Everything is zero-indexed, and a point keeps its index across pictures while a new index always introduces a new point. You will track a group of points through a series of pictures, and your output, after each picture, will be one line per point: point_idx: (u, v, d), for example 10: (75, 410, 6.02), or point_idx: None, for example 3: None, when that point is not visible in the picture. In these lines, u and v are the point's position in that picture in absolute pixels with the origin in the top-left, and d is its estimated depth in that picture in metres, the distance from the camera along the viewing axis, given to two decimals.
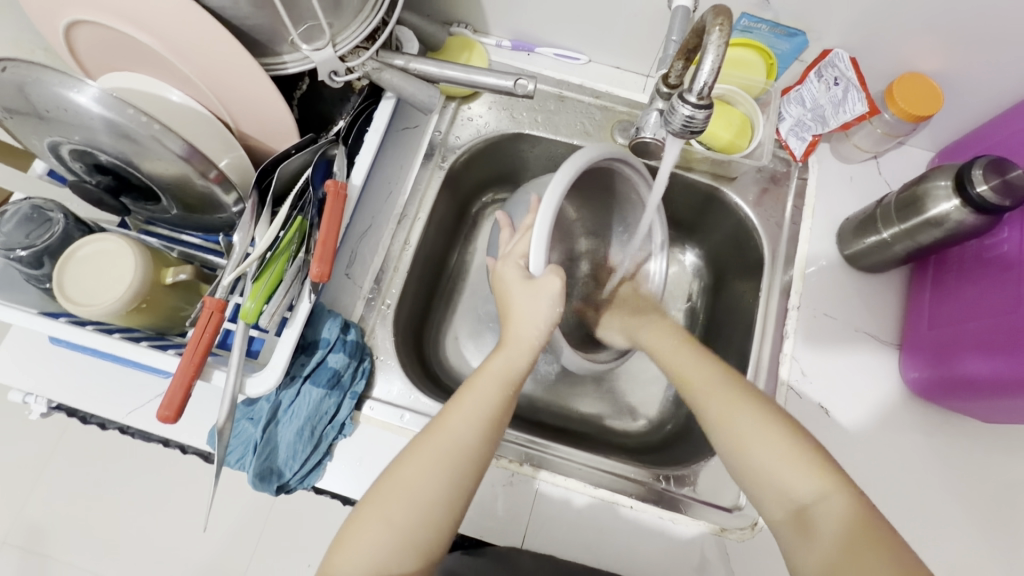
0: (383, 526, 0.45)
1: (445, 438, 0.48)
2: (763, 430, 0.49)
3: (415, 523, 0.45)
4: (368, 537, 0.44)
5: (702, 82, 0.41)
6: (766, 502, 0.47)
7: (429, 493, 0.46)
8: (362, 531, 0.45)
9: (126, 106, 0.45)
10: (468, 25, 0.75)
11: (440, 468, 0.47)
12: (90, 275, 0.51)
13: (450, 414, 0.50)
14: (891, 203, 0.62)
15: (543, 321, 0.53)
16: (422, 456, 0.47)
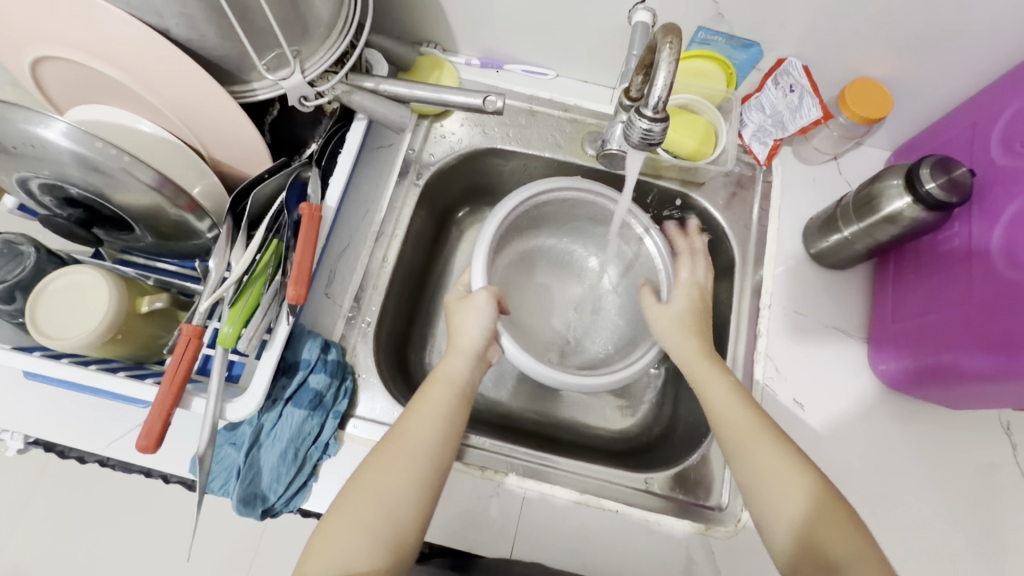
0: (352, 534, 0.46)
1: (403, 443, 0.50)
2: (755, 428, 0.52)
3: (385, 527, 0.47)
4: (341, 541, 0.45)
5: (656, 97, 0.43)
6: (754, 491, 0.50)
7: (391, 496, 0.47)
8: (335, 538, 0.46)
9: (94, 139, 0.46)
10: (437, 45, 0.77)
11: (401, 472, 0.49)
12: (63, 308, 0.51)
13: (406, 422, 0.52)
14: (850, 202, 0.65)
15: (481, 330, 0.57)
16: (383, 461, 0.49)
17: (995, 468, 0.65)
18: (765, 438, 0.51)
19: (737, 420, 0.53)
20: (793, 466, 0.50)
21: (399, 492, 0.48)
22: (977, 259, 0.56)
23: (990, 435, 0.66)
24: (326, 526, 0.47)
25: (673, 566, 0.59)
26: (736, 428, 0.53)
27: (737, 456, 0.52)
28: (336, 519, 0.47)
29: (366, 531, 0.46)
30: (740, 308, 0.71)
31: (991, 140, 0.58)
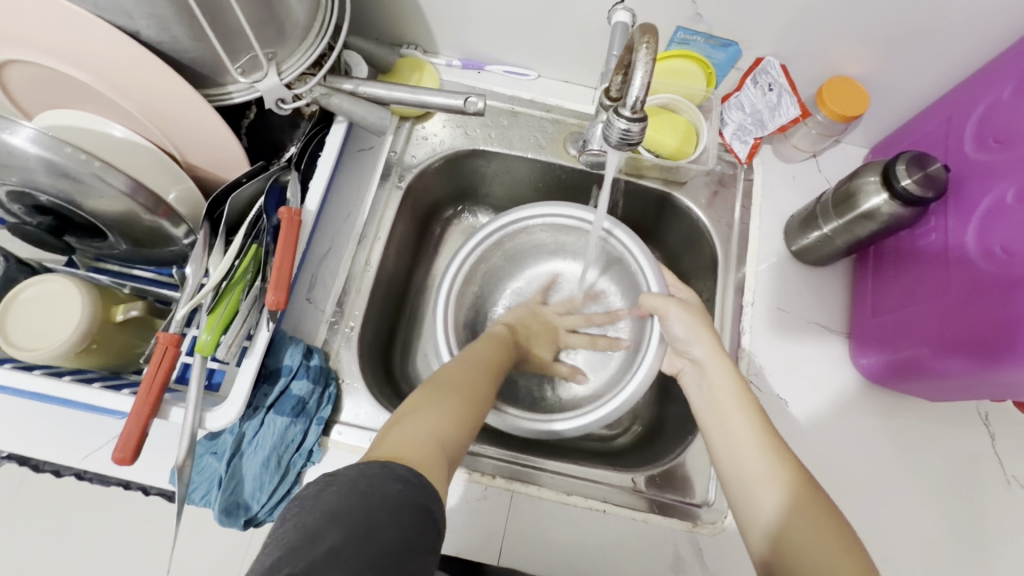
0: (440, 412, 0.46)
1: (476, 358, 0.56)
2: (759, 444, 0.51)
3: (462, 412, 0.48)
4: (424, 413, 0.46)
5: (634, 96, 0.43)
6: (744, 508, 0.49)
7: (471, 390, 0.51)
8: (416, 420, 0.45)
9: (63, 144, 0.45)
10: (417, 46, 0.76)
11: (479, 373, 0.54)
12: (34, 318, 0.50)
13: (475, 348, 0.58)
14: (829, 199, 0.65)
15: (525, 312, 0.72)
16: (466, 368, 0.53)
17: (973, 457, 0.66)
18: (766, 459, 0.50)
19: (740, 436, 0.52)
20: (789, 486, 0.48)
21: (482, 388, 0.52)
22: (954, 254, 0.57)
23: (969, 425, 0.67)
24: (409, 411, 0.46)
25: (662, 565, 0.59)
26: (741, 445, 0.52)
27: (738, 477, 0.51)
28: (420, 406, 0.47)
29: (450, 410, 0.47)
30: (723, 305, 0.71)
31: (964, 136, 0.59)
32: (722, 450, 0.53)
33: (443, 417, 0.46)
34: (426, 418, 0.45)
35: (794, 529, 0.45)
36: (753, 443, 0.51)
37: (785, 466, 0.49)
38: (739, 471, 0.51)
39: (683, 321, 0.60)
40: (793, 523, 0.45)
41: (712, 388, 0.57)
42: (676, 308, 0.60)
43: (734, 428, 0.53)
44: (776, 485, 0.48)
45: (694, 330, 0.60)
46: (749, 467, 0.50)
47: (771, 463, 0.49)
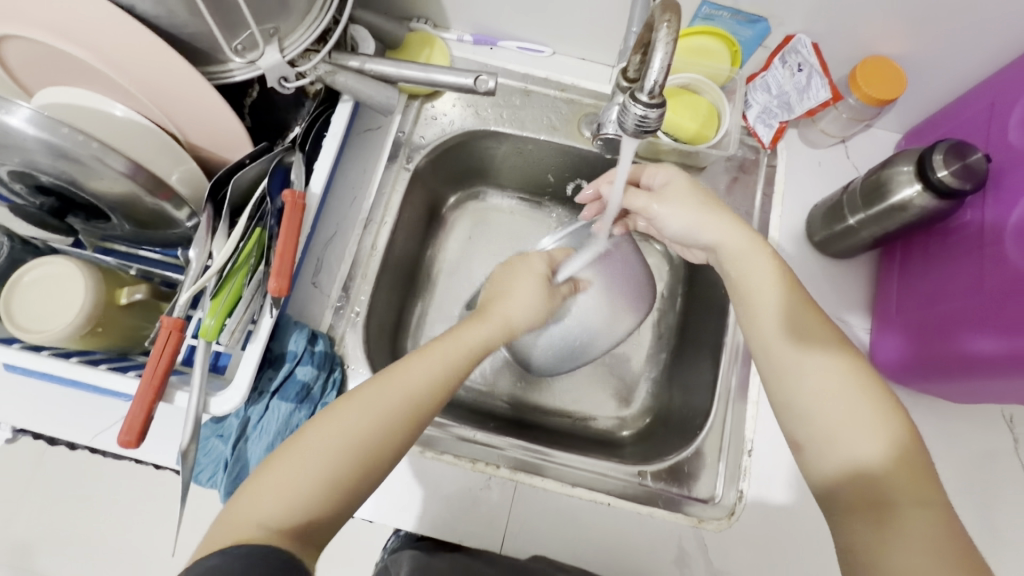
0: (306, 482, 0.41)
1: (408, 386, 0.46)
2: (847, 389, 0.46)
3: (313, 500, 0.41)
4: (285, 478, 0.41)
5: (653, 80, 0.40)
6: (807, 424, 0.46)
7: (361, 457, 0.43)
8: (268, 484, 0.41)
9: (61, 125, 0.44)
10: (428, 20, 0.73)
11: (388, 421, 0.45)
12: (40, 300, 0.50)
13: (418, 379, 0.47)
14: (857, 188, 0.62)
15: (530, 310, 0.56)
16: (367, 418, 0.44)
17: (995, 462, 0.63)
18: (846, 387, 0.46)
19: (827, 380, 0.46)
20: (885, 419, 0.44)
21: (388, 455, 0.45)
22: (989, 250, 0.54)
23: (993, 428, 0.65)
24: (268, 468, 0.42)
25: (665, 559, 0.59)
26: (822, 379, 0.47)
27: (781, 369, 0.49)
28: (281, 465, 0.42)
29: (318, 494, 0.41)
30: None
31: (1008, 124, 0.55)
32: (803, 391, 0.47)
33: (311, 486, 0.41)
34: (273, 484, 0.41)
35: (878, 481, 0.42)
36: (845, 384, 0.46)
37: (877, 398, 0.45)
38: (810, 414, 0.46)
39: (723, 231, 0.55)
40: (879, 472, 0.43)
41: (769, 307, 0.51)
42: (658, 208, 0.57)
43: (801, 356, 0.48)
44: (874, 434, 0.44)
45: (700, 223, 0.56)
46: (824, 418, 0.45)
47: (870, 409, 0.45)
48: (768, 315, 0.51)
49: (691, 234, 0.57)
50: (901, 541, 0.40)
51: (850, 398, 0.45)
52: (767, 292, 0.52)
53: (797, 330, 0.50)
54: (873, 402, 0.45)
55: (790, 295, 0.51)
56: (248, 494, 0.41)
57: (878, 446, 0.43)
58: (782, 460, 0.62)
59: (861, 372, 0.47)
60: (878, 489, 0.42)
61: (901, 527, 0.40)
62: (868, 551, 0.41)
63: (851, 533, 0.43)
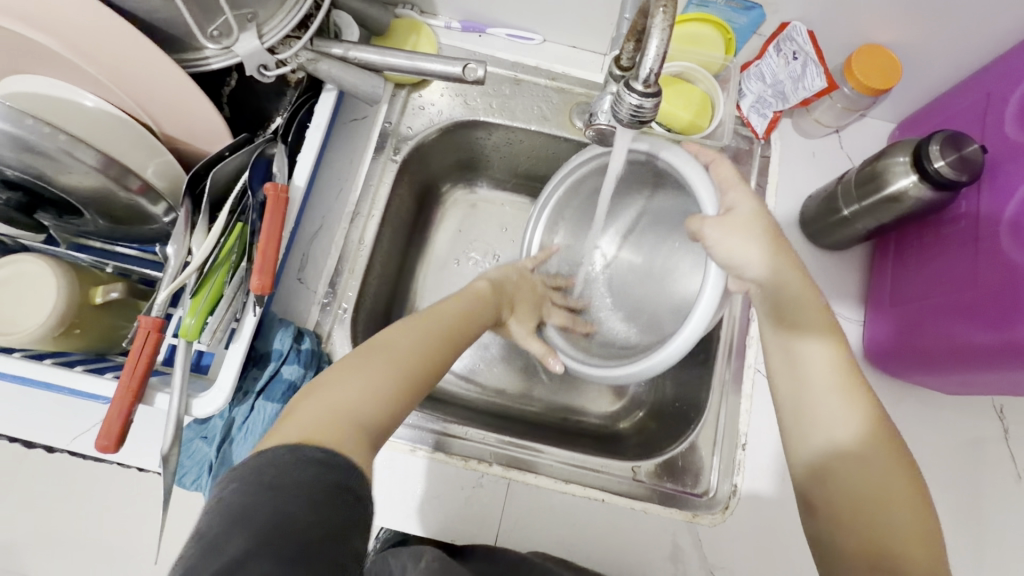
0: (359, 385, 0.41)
1: (442, 318, 0.51)
2: (837, 385, 0.46)
3: (374, 396, 0.41)
4: (350, 378, 0.41)
5: (648, 69, 0.38)
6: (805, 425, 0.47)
7: (416, 363, 0.45)
8: (319, 400, 0.39)
9: (24, 115, 0.42)
10: (414, 7, 0.71)
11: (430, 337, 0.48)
12: (8, 301, 0.47)
13: (439, 308, 0.53)
14: (851, 178, 0.61)
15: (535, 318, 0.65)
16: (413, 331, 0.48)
17: (985, 452, 0.64)
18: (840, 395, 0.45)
19: (821, 381, 0.46)
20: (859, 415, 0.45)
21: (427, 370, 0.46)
22: (984, 242, 0.53)
23: (983, 419, 0.65)
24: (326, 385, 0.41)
25: (659, 554, 0.59)
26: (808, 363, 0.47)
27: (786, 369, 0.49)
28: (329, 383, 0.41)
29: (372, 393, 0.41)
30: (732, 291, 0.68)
31: (1005, 115, 0.54)
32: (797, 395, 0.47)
33: (370, 390, 0.41)
34: (349, 382, 0.41)
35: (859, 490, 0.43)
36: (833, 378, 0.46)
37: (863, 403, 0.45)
38: (807, 414, 0.46)
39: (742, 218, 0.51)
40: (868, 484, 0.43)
41: (785, 289, 0.49)
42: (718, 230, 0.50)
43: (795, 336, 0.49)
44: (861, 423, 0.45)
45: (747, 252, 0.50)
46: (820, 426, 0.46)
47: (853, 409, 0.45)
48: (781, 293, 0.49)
49: (744, 263, 0.50)
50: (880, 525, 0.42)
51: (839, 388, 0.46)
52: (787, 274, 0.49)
53: (799, 316, 0.49)
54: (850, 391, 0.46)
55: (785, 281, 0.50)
56: (311, 403, 0.39)
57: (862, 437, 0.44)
58: (775, 453, 0.62)
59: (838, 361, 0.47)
60: (866, 490, 0.42)
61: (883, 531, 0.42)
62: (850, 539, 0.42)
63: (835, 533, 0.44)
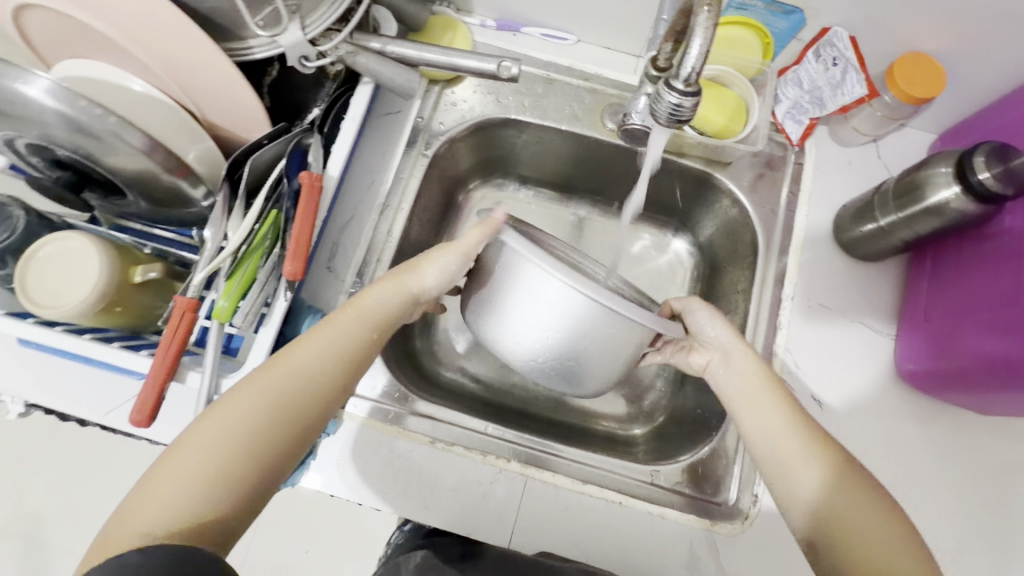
0: (193, 471, 0.41)
1: (297, 366, 0.47)
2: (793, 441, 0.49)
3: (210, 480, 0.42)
4: (180, 466, 0.42)
5: (690, 68, 0.38)
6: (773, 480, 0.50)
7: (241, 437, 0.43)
8: (149, 491, 0.41)
9: (78, 97, 0.44)
10: (451, 4, 0.72)
11: (279, 397, 0.46)
12: (52, 276, 0.49)
13: (300, 346, 0.48)
14: (889, 189, 0.60)
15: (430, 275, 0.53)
16: (251, 388, 0.45)
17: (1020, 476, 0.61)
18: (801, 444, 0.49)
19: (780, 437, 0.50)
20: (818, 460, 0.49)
21: (281, 435, 0.45)
22: None
23: (1019, 442, 0.63)
24: (146, 484, 0.41)
25: (675, 560, 0.58)
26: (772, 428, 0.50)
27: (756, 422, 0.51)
28: (160, 474, 0.41)
29: (219, 471, 0.42)
30: (760, 300, 0.66)
31: None
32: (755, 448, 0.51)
33: (200, 482, 0.41)
34: (183, 469, 0.41)
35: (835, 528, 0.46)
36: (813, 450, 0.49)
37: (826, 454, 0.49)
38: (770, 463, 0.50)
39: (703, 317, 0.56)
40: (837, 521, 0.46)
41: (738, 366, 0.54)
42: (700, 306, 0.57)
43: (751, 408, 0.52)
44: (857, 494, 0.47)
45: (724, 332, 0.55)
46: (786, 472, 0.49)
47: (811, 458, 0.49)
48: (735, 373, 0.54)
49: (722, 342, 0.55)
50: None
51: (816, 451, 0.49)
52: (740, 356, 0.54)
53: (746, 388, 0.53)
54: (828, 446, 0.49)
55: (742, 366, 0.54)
56: (141, 498, 0.41)
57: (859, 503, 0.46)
58: None
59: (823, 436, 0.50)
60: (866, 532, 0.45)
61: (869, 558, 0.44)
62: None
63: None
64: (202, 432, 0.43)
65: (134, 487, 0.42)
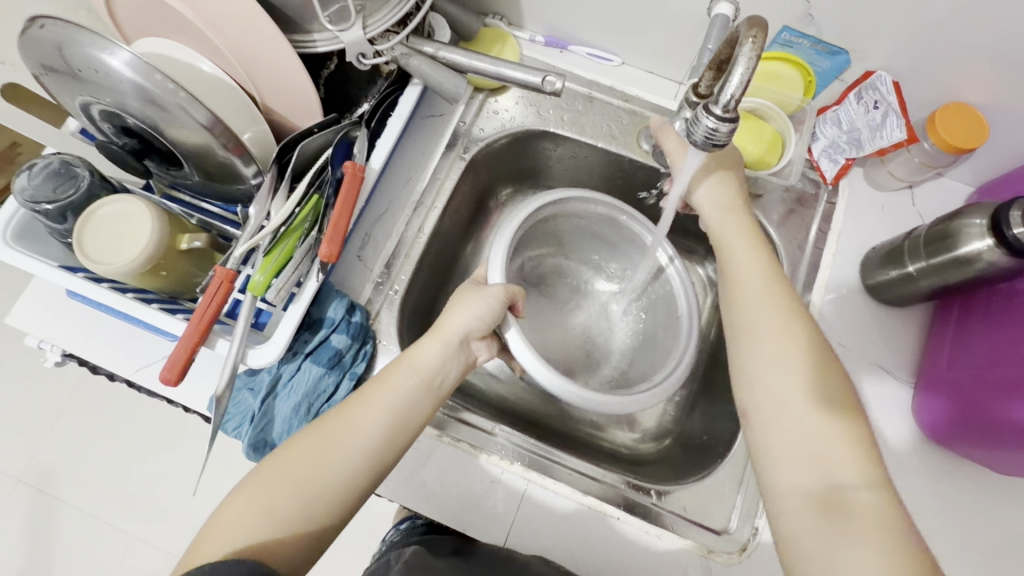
0: (257, 511, 0.45)
1: (353, 420, 0.50)
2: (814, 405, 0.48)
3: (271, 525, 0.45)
4: (242, 508, 0.45)
5: (729, 94, 0.39)
6: (787, 438, 0.48)
7: (303, 488, 0.47)
8: (222, 520, 0.45)
9: (155, 72, 0.47)
10: (503, 18, 0.75)
11: (344, 459, 0.49)
12: (107, 234, 0.52)
13: (358, 399, 0.52)
14: (921, 235, 0.60)
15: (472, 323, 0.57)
16: (314, 443, 0.48)
17: None
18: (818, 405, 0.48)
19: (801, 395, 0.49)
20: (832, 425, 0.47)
21: (333, 479, 0.48)
22: None
23: None
24: (222, 514, 0.45)
25: None
26: (781, 381, 0.50)
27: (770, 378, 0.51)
28: (235, 506, 0.45)
29: (285, 514, 0.45)
30: None
31: None
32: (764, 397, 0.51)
33: (258, 521, 0.44)
34: (249, 506, 0.45)
35: (838, 499, 0.44)
36: (835, 433, 0.47)
37: (853, 435, 0.47)
38: (787, 419, 0.49)
39: (744, 262, 0.58)
40: (834, 500, 0.44)
41: (756, 311, 0.54)
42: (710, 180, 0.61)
43: (782, 355, 0.51)
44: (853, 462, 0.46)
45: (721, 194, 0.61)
46: (794, 434, 0.48)
47: (835, 426, 0.47)
48: (754, 316, 0.54)
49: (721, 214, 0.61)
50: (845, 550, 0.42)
51: (815, 414, 0.48)
52: (753, 283, 0.56)
53: (778, 335, 0.52)
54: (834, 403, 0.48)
55: (796, 334, 0.52)
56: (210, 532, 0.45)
57: (859, 480, 0.45)
58: None
59: (848, 421, 0.48)
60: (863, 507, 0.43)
61: (851, 530, 0.43)
62: (818, 552, 0.43)
63: (810, 537, 0.44)
64: (267, 478, 0.46)
65: (213, 517, 0.46)
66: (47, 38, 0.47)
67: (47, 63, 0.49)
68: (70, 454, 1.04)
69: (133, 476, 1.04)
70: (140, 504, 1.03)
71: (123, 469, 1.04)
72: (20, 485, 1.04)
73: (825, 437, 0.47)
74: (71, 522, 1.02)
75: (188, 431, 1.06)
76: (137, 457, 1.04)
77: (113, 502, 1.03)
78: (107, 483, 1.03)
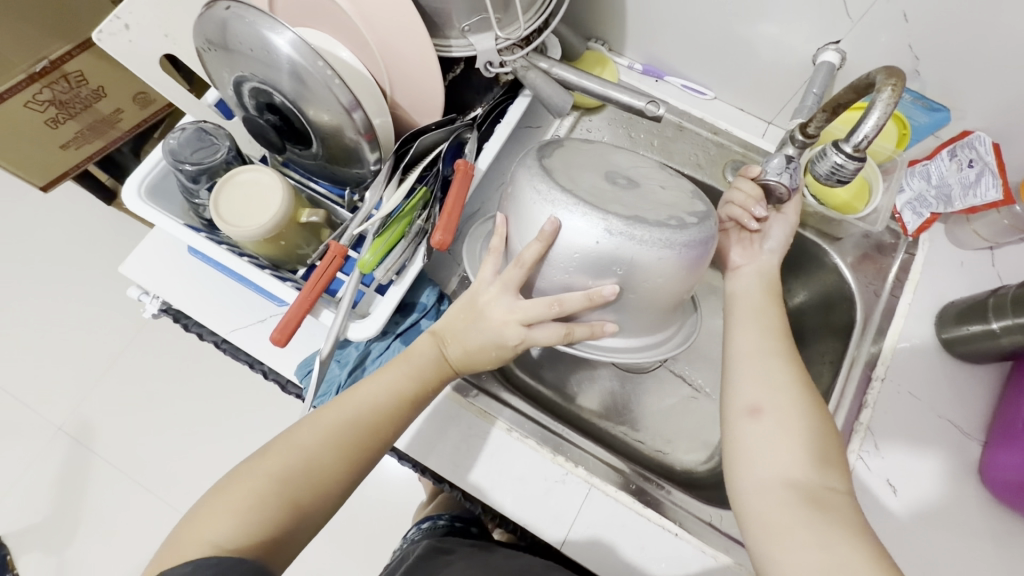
0: (265, 478, 0.47)
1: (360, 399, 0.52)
2: (806, 421, 0.50)
3: (271, 501, 0.46)
4: (250, 480, 0.47)
5: (863, 135, 0.43)
6: (772, 447, 0.49)
7: (309, 466, 0.48)
8: (226, 498, 0.46)
9: (317, 57, 0.52)
10: (605, 43, 0.79)
11: (344, 434, 0.50)
12: (241, 199, 0.57)
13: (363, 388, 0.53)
14: (1008, 294, 0.61)
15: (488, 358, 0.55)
16: (320, 425, 0.50)
17: None
18: (809, 420, 0.50)
19: (794, 410, 0.51)
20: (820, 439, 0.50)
21: (335, 455, 0.49)
22: None
23: None
24: (236, 479, 0.47)
25: None
26: (778, 383, 0.52)
27: (765, 386, 0.53)
28: (248, 473, 0.47)
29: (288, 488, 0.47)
30: (848, 374, 0.67)
31: None
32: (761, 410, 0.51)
33: (259, 497, 0.46)
34: (259, 479, 0.47)
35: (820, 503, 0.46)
36: (820, 448, 0.49)
37: (830, 449, 0.49)
38: (778, 427, 0.50)
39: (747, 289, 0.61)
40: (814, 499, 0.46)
41: (750, 332, 0.57)
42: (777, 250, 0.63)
43: (772, 371, 0.53)
44: (838, 465, 0.49)
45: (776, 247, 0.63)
46: (785, 450, 0.49)
47: (820, 438, 0.49)
48: (747, 334, 0.57)
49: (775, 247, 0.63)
50: (831, 540, 0.43)
51: (801, 424, 0.50)
52: (762, 312, 0.58)
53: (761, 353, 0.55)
54: (816, 407, 0.51)
55: (780, 353, 0.55)
56: (209, 513, 0.45)
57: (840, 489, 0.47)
58: None
59: (827, 436, 0.50)
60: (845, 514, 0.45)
61: (834, 535, 0.44)
62: (800, 546, 0.44)
63: (797, 536, 0.45)
64: (278, 451, 0.48)
65: (209, 500, 0.47)
66: (226, 18, 0.52)
67: (213, 40, 0.55)
68: (122, 409, 1.09)
69: (171, 439, 1.07)
70: (178, 466, 1.06)
71: (163, 431, 1.08)
72: (65, 434, 1.08)
73: (810, 449, 0.49)
74: (106, 476, 1.06)
75: (229, 405, 1.09)
76: (179, 421, 1.08)
77: (150, 462, 1.06)
78: (146, 442, 1.07)
